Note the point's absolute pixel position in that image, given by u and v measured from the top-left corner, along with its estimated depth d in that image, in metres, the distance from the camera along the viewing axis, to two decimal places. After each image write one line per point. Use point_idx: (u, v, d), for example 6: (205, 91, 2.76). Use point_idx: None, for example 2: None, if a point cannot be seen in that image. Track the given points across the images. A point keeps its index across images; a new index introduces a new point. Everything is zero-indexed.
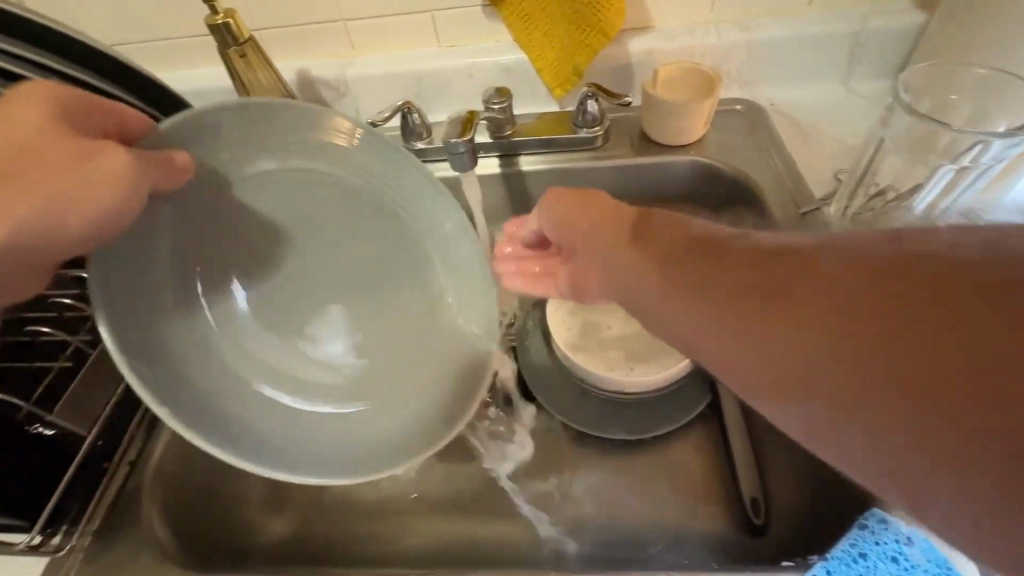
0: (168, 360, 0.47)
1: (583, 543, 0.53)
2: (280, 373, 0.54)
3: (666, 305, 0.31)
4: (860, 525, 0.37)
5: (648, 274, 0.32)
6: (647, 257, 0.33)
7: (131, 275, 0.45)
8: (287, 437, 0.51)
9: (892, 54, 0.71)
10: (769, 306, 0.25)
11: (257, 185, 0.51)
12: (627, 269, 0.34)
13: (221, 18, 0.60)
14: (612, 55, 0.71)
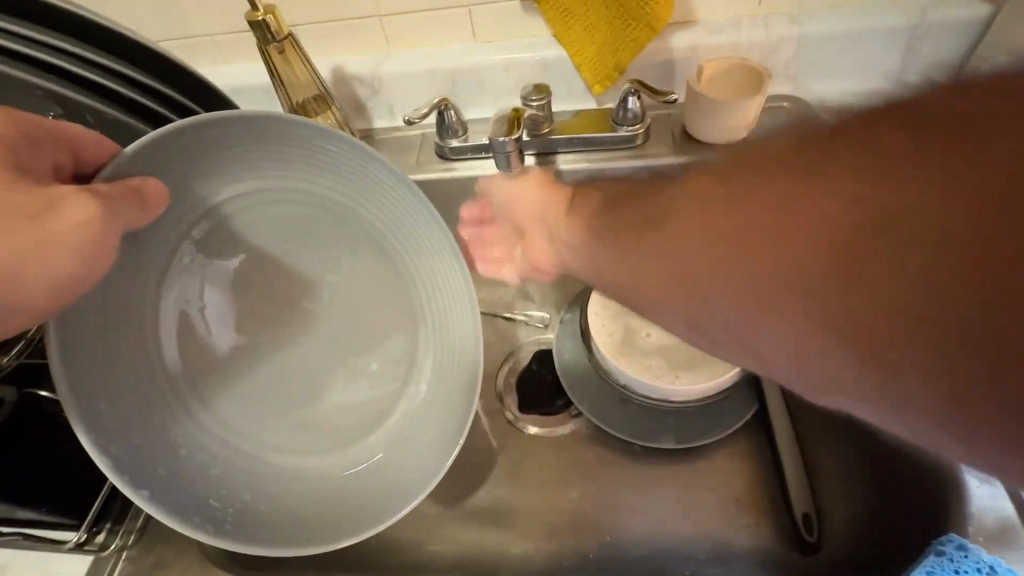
0: (136, 410, 0.46)
1: (623, 556, 0.51)
2: (262, 401, 0.54)
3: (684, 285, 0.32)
4: (937, 552, 0.35)
5: (649, 272, 0.34)
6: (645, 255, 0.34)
7: (99, 340, 0.43)
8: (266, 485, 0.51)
9: (951, 49, 0.68)
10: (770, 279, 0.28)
11: (231, 203, 0.50)
12: (627, 265, 0.35)
13: (262, 13, 0.59)
14: (654, 50, 0.69)
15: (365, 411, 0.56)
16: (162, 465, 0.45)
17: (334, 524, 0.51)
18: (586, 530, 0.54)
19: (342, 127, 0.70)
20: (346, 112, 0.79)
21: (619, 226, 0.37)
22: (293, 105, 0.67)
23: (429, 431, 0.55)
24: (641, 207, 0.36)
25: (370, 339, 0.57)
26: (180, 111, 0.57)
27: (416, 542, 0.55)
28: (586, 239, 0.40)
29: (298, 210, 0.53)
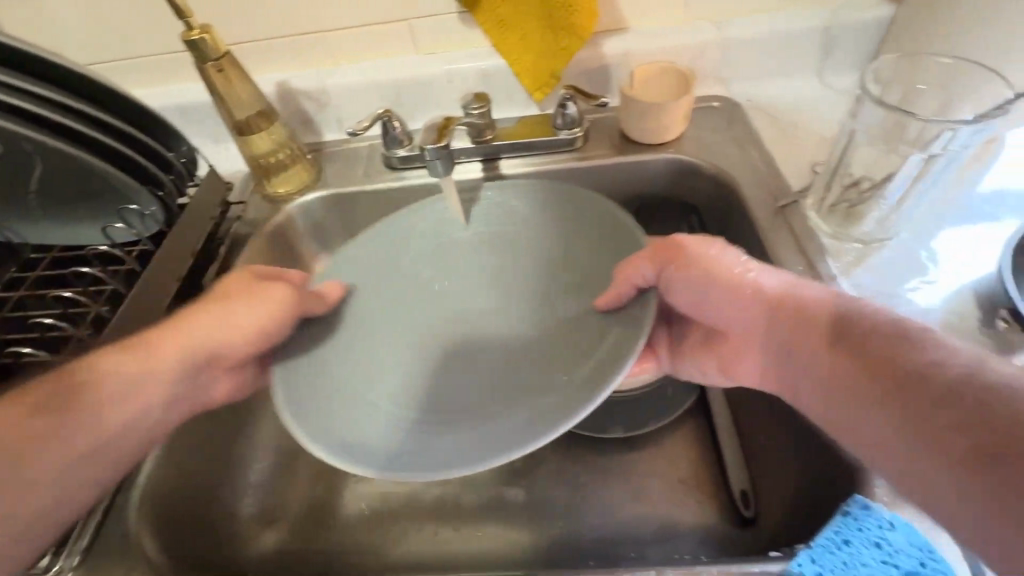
0: (318, 381, 0.47)
1: (578, 543, 0.53)
2: (424, 398, 0.48)
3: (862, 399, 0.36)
4: (841, 512, 0.37)
5: (834, 371, 0.38)
6: (840, 360, 0.38)
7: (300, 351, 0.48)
8: (407, 440, 0.42)
9: (863, 47, 0.72)
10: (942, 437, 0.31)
11: (401, 269, 0.58)
12: (810, 358, 0.40)
13: (197, 32, 0.60)
14: (587, 57, 0.72)
15: (495, 391, 0.48)
16: (337, 408, 0.45)
17: (468, 455, 0.39)
18: (545, 520, 0.55)
19: (289, 143, 0.72)
20: (295, 127, 0.80)
21: (841, 338, 0.38)
22: (235, 123, 0.67)
23: (586, 361, 0.44)
24: (864, 342, 0.37)
25: (527, 323, 0.54)
26: (113, 132, 0.57)
27: (374, 547, 0.55)
28: (785, 338, 0.41)
29: (458, 250, 0.59)
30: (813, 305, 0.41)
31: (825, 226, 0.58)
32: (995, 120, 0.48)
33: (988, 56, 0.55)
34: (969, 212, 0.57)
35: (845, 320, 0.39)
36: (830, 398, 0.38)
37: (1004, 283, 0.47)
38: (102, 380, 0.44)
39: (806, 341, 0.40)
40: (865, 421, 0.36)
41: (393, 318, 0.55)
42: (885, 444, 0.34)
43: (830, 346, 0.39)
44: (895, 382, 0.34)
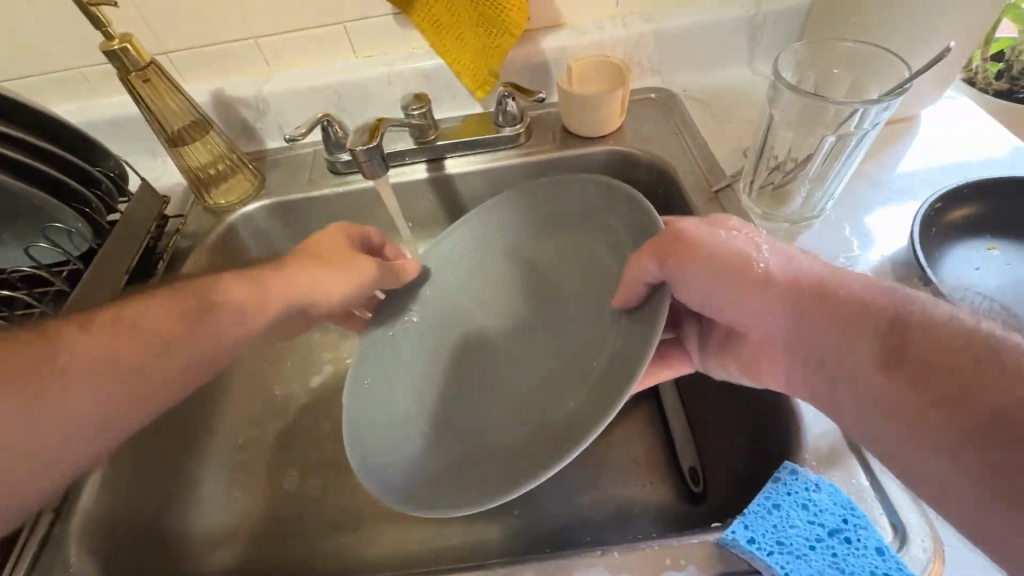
0: (373, 407, 0.50)
1: (537, 532, 0.54)
2: (470, 418, 0.49)
3: (916, 426, 0.32)
4: (772, 479, 0.40)
5: (887, 390, 0.33)
6: (897, 380, 0.33)
7: (360, 377, 0.52)
8: (441, 473, 0.44)
9: (788, 35, 0.75)
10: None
11: (444, 287, 0.59)
12: (855, 369, 0.35)
13: (117, 42, 0.58)
14: (525, 54, 0.73)
15: (526, 407, 0.47)
16: (381, 436, 0.48)
17: (509, 476, 0.40)
18: (504, 512, 0.56)
19: (228, 153, 0.70)
20: (235, 137, 0.79)
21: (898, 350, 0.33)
22: (168, 135, 0.65)
23: (599, 357, 0.44)
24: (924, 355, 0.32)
25: (557, 322, 0.52)
26: (34, 152, 0.55)
27: (336, 553, 0.55)
28: (821, 342, 0.37)
29: (490, 260, 0.60)
30: (853, 301, 0.36)
31: (757, 208, 0.61)
32: (897, 99, 0.51)
33: (896, 42, 0.59)
34: (889, 191, 0.61)
35: (900, 325, 0.34)
36: (882, 416, 0.34)
37: (915, 252, 0.50)
38: (231, 306, 0.47)
39: (847, 347, 0.36)
40: (932, 459, 0.31)
41: (435, 336, 0.56)
42: (962, 492, 0.29)
43: (882, 362, 0.34)
44: (966, 416, 0.30)
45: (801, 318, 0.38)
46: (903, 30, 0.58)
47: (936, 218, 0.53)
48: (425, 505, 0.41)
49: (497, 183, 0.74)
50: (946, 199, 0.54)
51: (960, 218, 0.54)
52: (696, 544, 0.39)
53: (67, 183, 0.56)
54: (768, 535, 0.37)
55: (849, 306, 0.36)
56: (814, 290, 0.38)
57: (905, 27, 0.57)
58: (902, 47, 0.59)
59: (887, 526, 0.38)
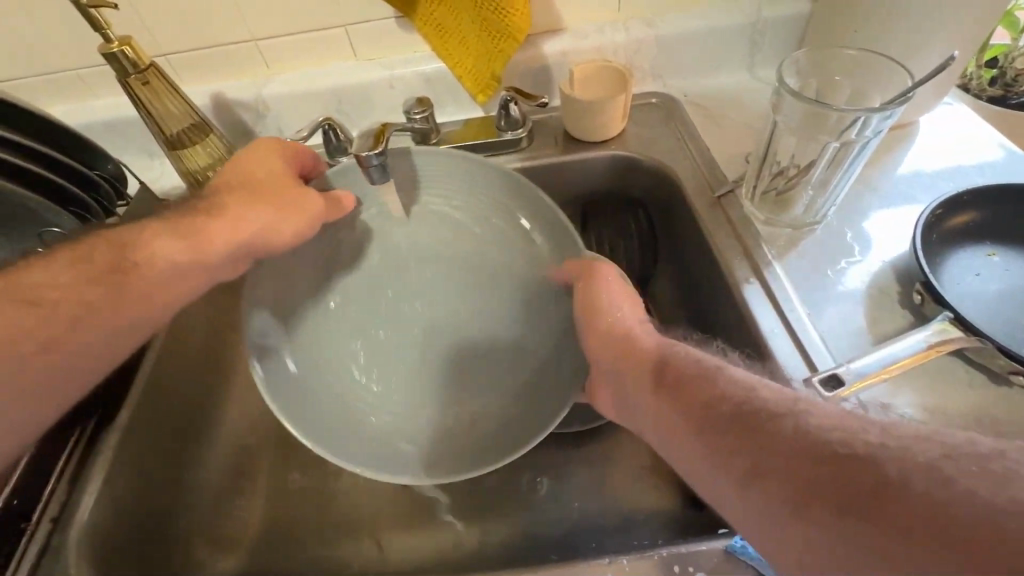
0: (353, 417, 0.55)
1: (543, 538, 0.53)
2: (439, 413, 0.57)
3: (676, 432, 0.36)
4: None
5: (654, 405, 0.39)
6: (659, 396, 0.39)
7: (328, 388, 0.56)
8: (437, 459, 0.53)
9: (788, 41, 0.76)
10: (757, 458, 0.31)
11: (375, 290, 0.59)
12: (638, 390, 0.41)
13: (117, 45, 0.57)
14: (527, 58, 0.73)
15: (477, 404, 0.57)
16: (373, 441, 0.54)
17: (495, 454, 0.52)
18: (508, 517, 0.56)
19: (228, 155, 0.69)
20: (233, 139, 0.78)
21: (660, 376, 0.40)
22: (166, 137, 0.65)
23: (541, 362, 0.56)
24: (673, 383, 0.38)
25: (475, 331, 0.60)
26: (29, 154, 0.54)
27: (339, 560, 0.54)
28: (619, 368, 0.44)
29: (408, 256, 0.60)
30: (637, 341, 0.44)
31: (759, 214, 0.62)
32: (900, 107, 0.51)
33: (898, 49, 0.59)
34: (890, 197, 0.62)
35: (661, 357, 0.42)
36: (654, 432, 0.39)
37: (918, 259, 0.51)
38: (159, 254, 0.46)
39: (633, 380, 0.42)
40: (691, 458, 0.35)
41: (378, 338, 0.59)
42: (720, 477, 0.32)
43: (651, 384, 0.40)
44: (700, 414, 0.35)
45: (609, 353, 0.46)
46: (904, 37, 0.58)
47: (936, 224, 0.54)
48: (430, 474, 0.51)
49: None
50: (947, 205, 0.54)
51: (959, 225, 0.54)
52: (705, 550, 0.40)
53: (63, 186, 0.55)
54: None
55: (637, 346, 0.44)
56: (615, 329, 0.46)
57: (906, 34, 0.58)
58: (902, 53, 0.59)
59: None
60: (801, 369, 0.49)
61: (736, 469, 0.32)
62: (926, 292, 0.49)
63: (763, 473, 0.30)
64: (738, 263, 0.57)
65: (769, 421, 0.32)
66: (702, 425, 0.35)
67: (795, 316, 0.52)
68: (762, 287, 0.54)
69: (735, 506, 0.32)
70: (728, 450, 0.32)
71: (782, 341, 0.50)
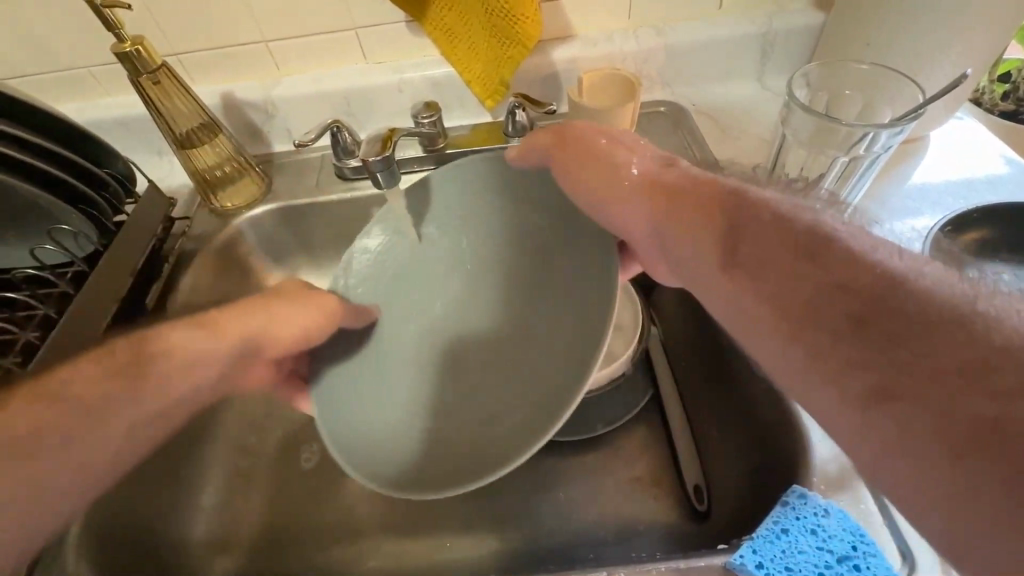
0: (380, 430, 0.48)
1: (540, 546, 0.53)
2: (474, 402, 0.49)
3: (750, 298, 0.32)
4: (780, 503, 0.40)
5: (721, 269, 0.35)
6: (728, 261, 0.34)
7: (355, 406, 0.49)
8: (486, 442, 0.44)
9: (798, 51, 0.75)
10: (855, 336, 0.27)
11: (394, 315, 0.55)
12: (699, 252, 0.36)
13: (129, 45, 0.58)
14: (535, 65, 0.73)
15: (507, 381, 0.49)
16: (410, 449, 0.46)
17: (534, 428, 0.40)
18: (505, 525, 0.55)
19: (236, 155, 0.70)
20: (242, 139, 0.79)
21: (729, 241, 0.35)
22: (176, 137, 0.65)
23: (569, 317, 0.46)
24: (749, 240, 0.34)
25: (502, 329, 0.53)
26: (41, 153, 0.55)
27: (337, 561, 0.55)
28: (671, 232, 0.39)
29: (419, 269, 0.57)
30: (706, 196, 0.38)
31: None
32: (910, 122, 0.51)
33: (908, 63, 0.59)
34: (897, 210, 0.62)
35: (738, 211, 0.36)
36: (717, 298, 0.35)
37: (925, 276, 0.50)
38: (172, 345, 0.46)
39: (697, 243, 0.37)
40: (762, 328, 0.31)
41: (397, 364, 0.53)
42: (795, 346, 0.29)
43: (720, 247, 0.35)
44: (793, 281, 0.30)
45: (662, 216, 0.40)
46: (915, 52, 0.58)
47: (945, 242, 0.53)
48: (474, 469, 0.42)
49: None
50: (955, 222, 0.54)
51: (969, 242, 0.54)
52: (704, 566, 0.39)
53: (72, 184, 0.55)
54: (775, 558, 0.38)
55: (706, 202, 0.38)
56: (674, 192, 0.40)
57: (918, 50, 0.58)
58: (913, 68, 0.59)
59: (896, 554, 0.38)
60: None
61: (819, 344, 0.28)
62: None
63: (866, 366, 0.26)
64: None
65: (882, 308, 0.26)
66: (793, 292, 0.30)
67: None
68: None
69: (803, 381, 0.28)
70: (814, 325, 0.28)
71: None
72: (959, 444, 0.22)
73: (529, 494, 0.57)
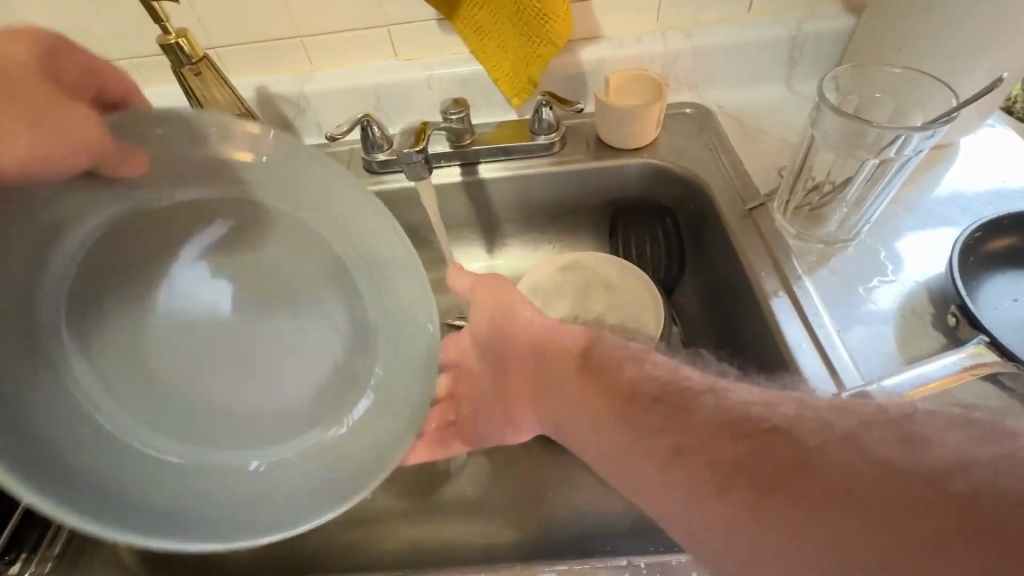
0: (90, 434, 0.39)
1: (557, 538, 0.54)
2: (214, 440, 0.44)
3: (608, 432, 0.37)
4: None
5: (587, 404, 0.39)
6: (588, 390, 0.40)
7: (35, 388, 0.38)
8: (217, 496, 0.42)
9: (827, 55, 0.75)
10: (709, 459, 0.31)
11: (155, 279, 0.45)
12: (569, 391, 0.41)
13: (174, 38, 0.60)
14: (563, 65, 0.74)
15: (278, 433, 0.46)
16: (120, 467, 0.39)
17: (275, 511, 0.42)
18: (521, 516, 0.56)
19: None
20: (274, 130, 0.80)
21: (585, 361, 0.41)
22: None
23: (381, 409, 0.46)
24: (600, 374, 0.40)
25: (291, 359, 0.49)
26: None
27: (355, 544, 0.56)
28: (543, 369, 0.44)
29: (240, 241, 0.47)
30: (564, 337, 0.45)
31: (792, 228, 0.61)
32: (943, 126, 0.51)
33: (941, 68, 0.58)
34: (926, 217, 0.61)
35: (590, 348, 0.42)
36: (588, 436, 0.39)
37: (954, 280, 0.50)
38: None
39: (561, 379, 0.42)
40: (630, 459, 0.35)
41: (128, 348, 0.44)
42: (660, 480, 0.33)
43: (579, 374, 0.41)
44: (637, 411, 0.36)
45: (536, 354, 0.45)
46: (946, 56, 0.57)
47: (975, 247, 0.53)
48: (190, 538, 0.38)
49: (531, 189, 0.74)
50: (985, 228, 0.53)
51: (999, 249, 0.53)
52: None
53: None
54: None
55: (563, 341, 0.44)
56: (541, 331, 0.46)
57: (950, 55, 0.57)
58: (945, 72, 0.59)
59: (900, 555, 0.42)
60: (827, 384, 0.48)
61: (685, 479, 0.31)
62: (961, 314, 0.49)
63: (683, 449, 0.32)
64: (767, 275, 0.57)
65: (691, 399, 0.34)
66: (645, 425, 0.35)
67: (823, 331, 0.51)
68: (791, 301, 0.54)
69: (675, 503, 0.32)
70: (670, 450, 0.33)
71: (809, 354, 0.50)
72: (748, 481, 0.29)
73: (548, 487, 0.58)
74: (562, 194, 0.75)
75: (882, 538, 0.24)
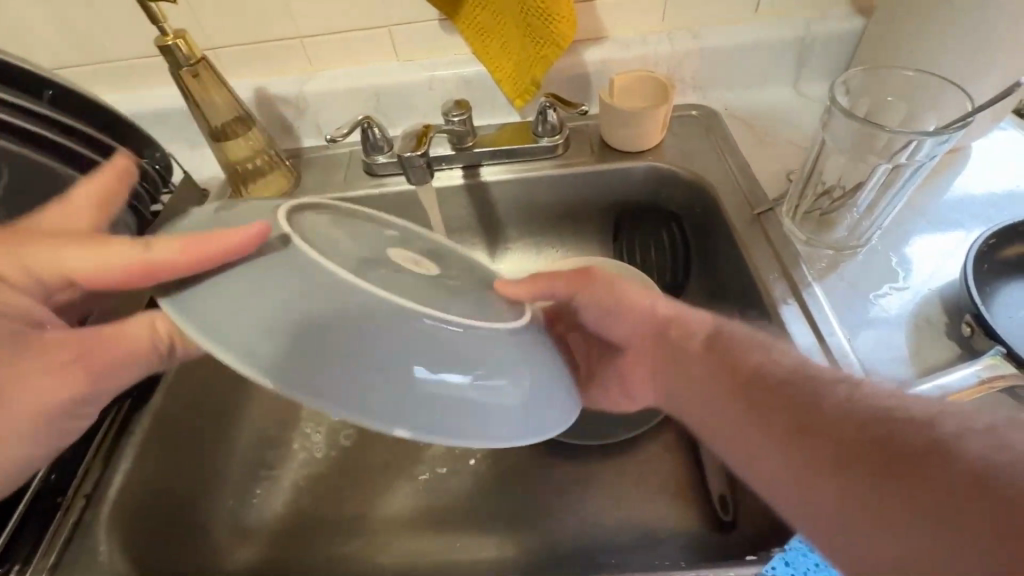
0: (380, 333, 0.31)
1: (560, 550, 0.53)
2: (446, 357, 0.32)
3: (715, 402, 0.38)
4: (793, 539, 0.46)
5: (709, 383, 0.39)
6: (713, 370, 0.40)
7: None
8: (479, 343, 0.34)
9: (836, 57, 0.74)
10: (814, 438, 0.31)
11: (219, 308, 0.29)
12: (690, 371, 0.41)
13: (171, 38, 0.59)
14: (567, 65, 0.73)
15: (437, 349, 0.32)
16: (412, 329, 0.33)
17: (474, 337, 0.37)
18: (523, 527, 0.55)
19: (268, 149, 0.70)
20: (273, 131, 0.79)
21: (712, 343, 0.41)
22: (212, 128, 0.66)
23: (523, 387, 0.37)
24: (726, 354, 0.40)
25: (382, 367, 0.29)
26: None
27: (353, 555, 0.55)
28: (656, 357, 0.44)
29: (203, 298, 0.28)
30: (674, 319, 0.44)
31: (800, 233, 0.60)
32: (959, 131, 0.50)
33: (955, 69, 0.57)
34: (938, 222, 0.60)
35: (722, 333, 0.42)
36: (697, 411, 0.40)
37: (969, 288, 0.49)
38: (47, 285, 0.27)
39: (683, 363, 0.42)
40: (735, 430, 0.36)
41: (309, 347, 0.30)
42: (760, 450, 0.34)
43: (704, 353, 0.41)
44: (749, 393, 0.36)
45: (658, 343, 0.44)
46: (960, 58, 0.56)
47: (989, 254, 0.52)
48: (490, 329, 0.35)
49: (533, 191, 0.73)
50: (1000, 235, 0.52)
51: (1014, 256, 0.52)
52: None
53: None
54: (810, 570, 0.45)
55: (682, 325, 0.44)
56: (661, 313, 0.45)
57: (964, 56, 0.56)
58: (959, 74, 0.57)
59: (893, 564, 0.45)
60: None
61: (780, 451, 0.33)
62: (976, 323, 0.48)
63: (798, 429, 0.32)
64: (776, 281, 0.56)
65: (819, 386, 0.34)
66: (755, 402, 0.36)
67: (834, 340, 0.50)
68: (801, 309, 0.53)
69: (771, 475, 0.33)
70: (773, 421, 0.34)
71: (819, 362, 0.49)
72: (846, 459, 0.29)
73: (550, 495, 0.57)
74: (566, 196, 0.74)
75: (955, 520, 0.24)
